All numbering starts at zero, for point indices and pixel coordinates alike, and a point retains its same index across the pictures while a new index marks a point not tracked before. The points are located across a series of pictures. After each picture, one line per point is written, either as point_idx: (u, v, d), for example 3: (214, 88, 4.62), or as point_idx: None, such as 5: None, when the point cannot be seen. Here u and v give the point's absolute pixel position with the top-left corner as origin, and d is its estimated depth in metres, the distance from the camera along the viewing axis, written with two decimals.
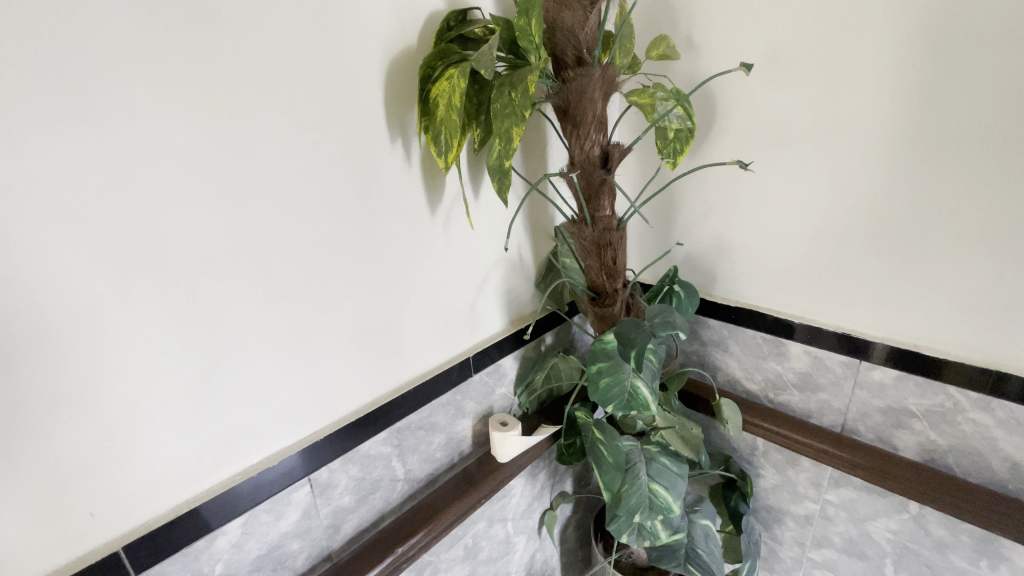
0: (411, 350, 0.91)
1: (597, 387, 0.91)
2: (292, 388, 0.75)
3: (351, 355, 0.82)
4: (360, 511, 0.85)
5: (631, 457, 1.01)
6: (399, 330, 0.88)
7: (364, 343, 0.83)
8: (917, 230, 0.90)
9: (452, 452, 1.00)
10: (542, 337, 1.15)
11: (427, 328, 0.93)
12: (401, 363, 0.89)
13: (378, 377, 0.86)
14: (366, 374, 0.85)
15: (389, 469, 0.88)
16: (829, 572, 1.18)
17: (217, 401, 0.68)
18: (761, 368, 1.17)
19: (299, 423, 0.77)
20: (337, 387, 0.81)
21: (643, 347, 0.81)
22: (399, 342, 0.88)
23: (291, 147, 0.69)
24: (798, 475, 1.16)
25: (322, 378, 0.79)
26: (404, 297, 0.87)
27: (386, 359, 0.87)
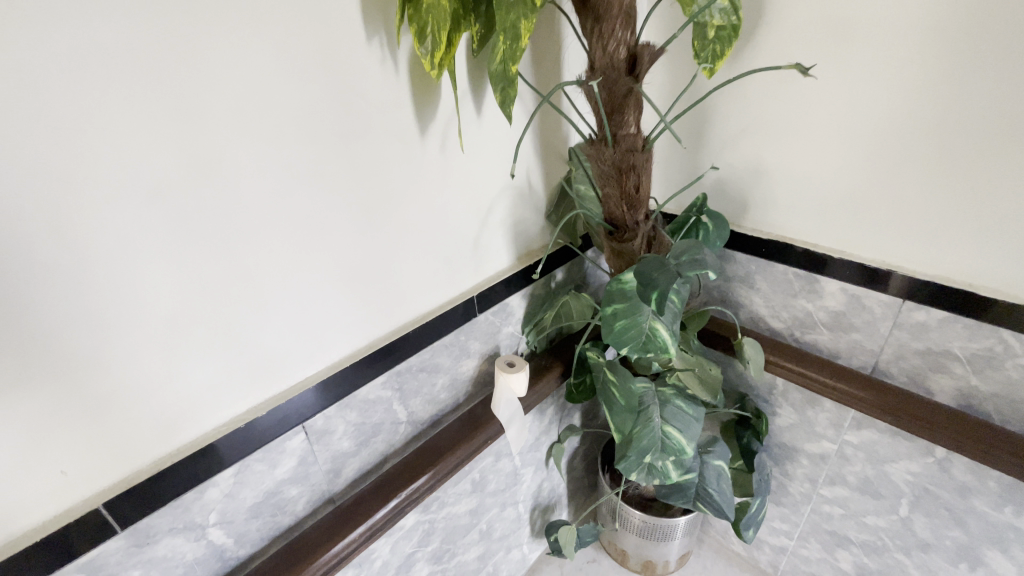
0: (410, 290, 0.83)
1: (611, 330, 0.83)
2: (278, 334, 0.69)
3: (341, 297, 0.74)
4: (361, 455, 0.82)
5: (645, 399, 0.95)
6: (395, 268, 0.79)
7: (355, 284, 0.75)
8: (989, 150, 0.77)
9: (457, 392, 0.95)
10: (553, 273, 1.06)
11: (426, 264, 0.84)
12: (398, 303, 0.82)
13: (373, 320, 0.79)
14: (360, 316, 0.77)
15: (390, 412, 0.84)
16: (840, 508, 1.16)
17: (193, 349, 0.61)
18: (788, 306, 1.09)
19: (288, 370, 0.71)
20: (329, 331, 0.74)
21: (666, 288, 0.72)
22: (395, 282, 0.80)
23: (249, 48, 0.56)
24: (817, 415, 1.11)
25: (311, 322, 0.72)
26: (399, 231, 0.78)
27: (381, 301, 0.79)
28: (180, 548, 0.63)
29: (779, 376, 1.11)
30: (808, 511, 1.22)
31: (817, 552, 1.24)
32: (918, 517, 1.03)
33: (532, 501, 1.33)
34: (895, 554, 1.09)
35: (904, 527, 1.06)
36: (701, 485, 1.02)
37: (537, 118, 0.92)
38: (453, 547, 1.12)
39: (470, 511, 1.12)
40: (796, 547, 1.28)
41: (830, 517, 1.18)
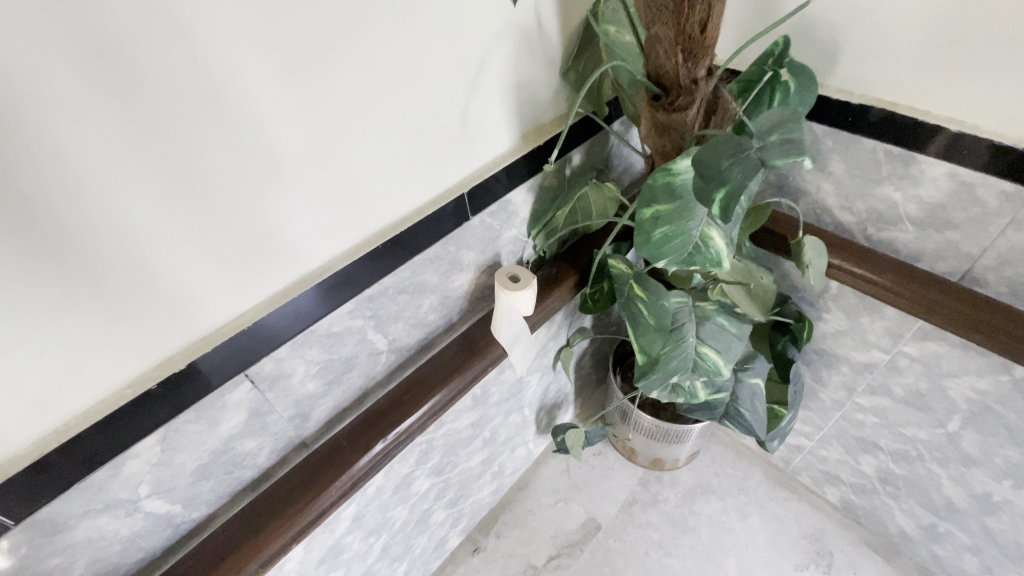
0: (390, 182, 0.61)
1: (647, 241, 0.62)
2: (213, 249, 0.49)
3: (293, 195, 0.53)
4: (334, 394, 0.67)
5: (679, 317, 0.77)
6: (366, 152, 0.57)
7: (312, 176, 0.53)
8: None
9: (451, 312, 0.78)
10: (569, 156, 0.81)
11: (406, 150, 0.60)
12: (375, 199, 0.60)
13: (346, 224, 0.59)
14: (326, 220, 0.57)
15: (366, 344, 0.67)
16: (875, 417, 1.06)
17: (94, 271, 0.43)
18: (867, 195, 0.86)
19: (237, 296, 0.53)
20: (284, 242, 0.54)
21: (741, 187, 0.50)
22: (370, 171, 0.58)
23: None
24: (874, 323, 0.95)
25: (256, 232, 0.51)
26: (368, 96, 0.54)
27: (351, 198, 0.58)
28: (108, 526, 0.52)
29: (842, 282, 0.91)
30: (836, 417, 1.13)
31: (837, 454, 1.18)
32: (968, 434, 0.92)
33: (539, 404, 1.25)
34: (928, 464, 1.02)
35: (947, 442, 0.96)
36: (732, 403, 0.89)
37: None
38: (455, 459, 1.05)
39: (472, 425, 1.03)
40: (814, 448, 1.23)
41: (861, 425, 1.09)
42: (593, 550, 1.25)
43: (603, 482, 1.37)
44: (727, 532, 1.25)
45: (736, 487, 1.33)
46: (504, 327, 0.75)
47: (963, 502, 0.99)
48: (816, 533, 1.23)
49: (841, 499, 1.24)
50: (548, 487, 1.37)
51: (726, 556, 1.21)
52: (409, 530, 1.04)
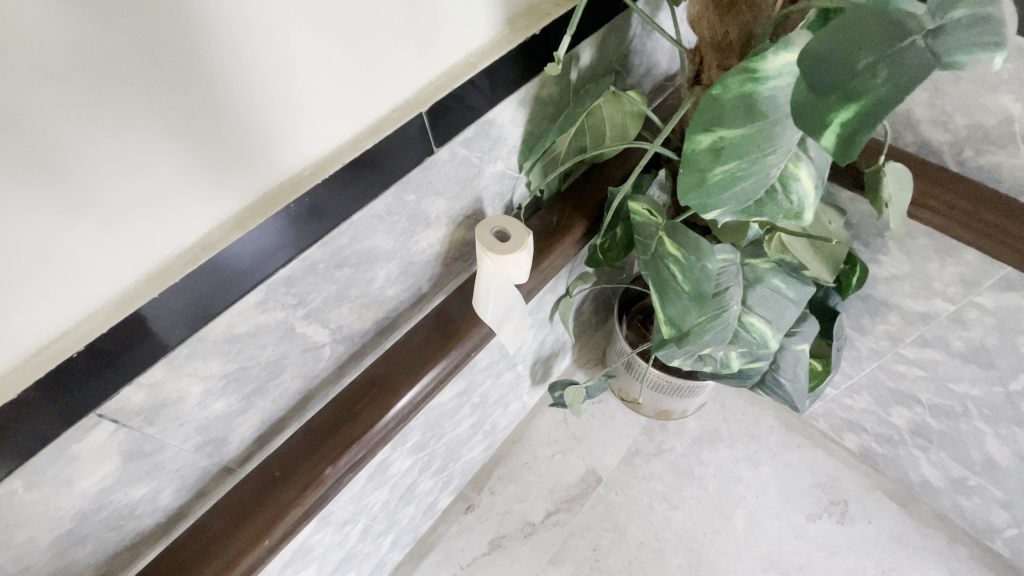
0: (338, 90, 0.40)
1: (701, 184, 0.41)
2: (106, 161, 0.31)
3: (228, 94, 0.34)
4: (259, 406, 0.49)
5: (723, 279, 0.58)
6: (320, 35, 0.37)
7: (252, 67, 0.35)
8: None
9: (418, 281, 0.58)
10: (577, 50, 0.57)
11: (384, 25, 0.40)
12: (314, 116, 0.40)
13: (265, 156, 0.39)
14: (245, 145, 0.37)
15: (295, 341, 0.48)
16: (920, 371, 0.92)
17: None
18: (977, 104, 0.63)
19: (130, 249, 0.35)
20: (203, 175, 0.36)
21: (886, 108, 0.30)
22: (317, 68, 0.38)
23: None
24: (944, 269, 0.77)
25: (170, 146, 0.33)
26: None
27: (285, 112, 0.38)
28: None
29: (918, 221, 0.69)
30: (872, 367, 0.99)
31: (864, 404, 1.07)
32: None
33: (533, 357, 1.10)
34: (973, 421, 0.90)
35: (1005, 401, 0.83)
36: (771, 370, 0.73)
37: None
38: (441, 430, 0.91)
39: (458, 394, 0.88)
40: (837, 395, 1.11)
41: (901, 377, 0.96)
42: (594, 505, 1.17)
43: (604, 432, 1.26)
44: (736, 482, 1.18)
45: (746, 434, 1.23)
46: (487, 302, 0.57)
47: (1006, 460, 0.90)
48: (829, 481, 1.16)
49: (860, 446, 1.15)
50: (544, 438, 1.26)
51: (735, 507, 1.15)
52: (393, 507, 0.93)
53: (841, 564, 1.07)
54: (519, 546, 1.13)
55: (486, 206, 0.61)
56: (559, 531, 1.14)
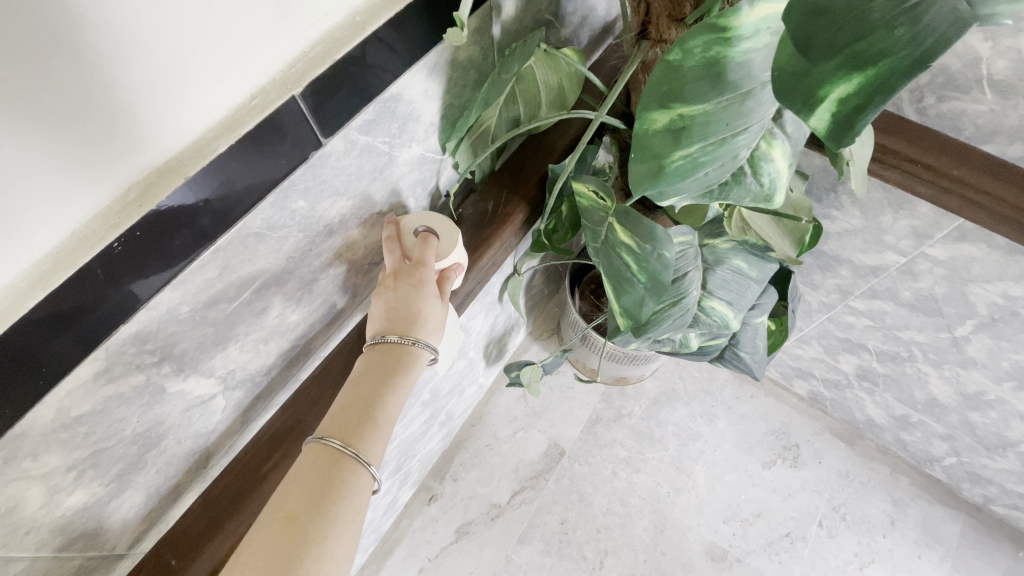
0: (171, 80, 0.30)
1: (659, 173, 0.33)
2: None
3: (21, 85, 0.25)
4: (139, 483, 0.41)
5: (681, 264, 0.52)
6: (145, 1, 0.27)
7: (53, 47, 0.25)
8: None
9: (326, 298, 0.50)
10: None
11: None
12: (152, 108, 0.30)
13: (68, 177, 0.29)
14: (42, 163, 0.27)
15: (170, 400, 0.40)
16: (868, 321, 0.92)
17: None
18: None
19: None
20: (18, 178, 0.27)
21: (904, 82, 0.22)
22: (142, 50, 0.28)
23: None
24: (896, 222, 0.74)
25: None
26: None
27: (101, 113, 0.28)
28: None
29: (885, 178, 0.66)
30: (821, 319, 0.99)
31: (814, 353, 1.08)
32: (978, 338, 0.81)
33: (484, 340, 1.03)
34: (917, 364, 0.92)
35: (950, 345, 0.85)
36: (730, 345, 0.70)
37: None
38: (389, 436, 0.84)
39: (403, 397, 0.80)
40: (788, 347, 1.12)
41: (850, 327, 0.96)
42: (559, 478, 1.16)
43: (563, 404, 1.23)
44: (695, 439, 1.19)
45: (702, 390, 1.24)
46: (425, 313, 0.48)
47: (948, 398, 0.93)
48: (783, 428, 1.19)
49: (809, 391, 1.18)
50: (504, 418, 1.22)
51: (695, 464, 1.16)
52: None
53: (796, 506, 1.11)
54: (486, 530, 1.11)
55: (406, 198, 0.53)
56: (526, 510, 1.12)
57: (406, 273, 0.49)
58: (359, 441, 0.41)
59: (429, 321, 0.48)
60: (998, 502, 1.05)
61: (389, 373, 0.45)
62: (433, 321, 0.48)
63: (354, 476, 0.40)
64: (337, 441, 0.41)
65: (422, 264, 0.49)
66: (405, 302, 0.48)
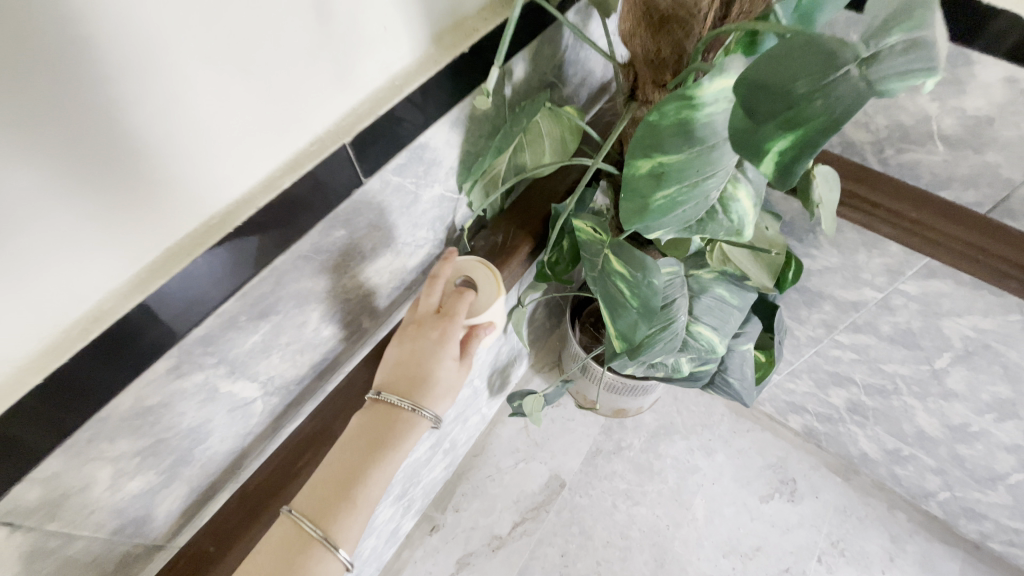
0: (250, 129, 0.38)
1: (642, 210, 0.40)
2: (22, 201, 0.29)
3: (142, 136, 0.32)
4: (184, 477, 0.46)
5: (669, 292, 0.58)
6: (236, 70, 0.35)
7: (165, 109, 0.33)
8: None
9: (354, 317, 0.56)
10: (508, 66, 0.55)
11: (308, 41, 0.38)
12: (234, 151, 0.38)
13: (167, 206, 0.36)
14: (148, 195, 0.34)
15: (220, 400, 0.45)
16: (853, 354, 0.97)
17: None
18: (893, 106, 0.65)
19: (25, 303, 0.31)
20: (129, 208, 0.34)
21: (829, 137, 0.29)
22: (231, 106, 0.36)
23: None
24: (871, 260, 0.81)
25: (77, 192, 0.31)
26: None
27: (182, 162, 0.35)
28: None
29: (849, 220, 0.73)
30: (810, 353, 1.04)
31: (805, 387, 1.12)
32: (956, 370, 0.86)
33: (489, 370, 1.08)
34: (903, 397, 0.97)
35: (931, 377, 0.89)
36: (719, 371, 0.75)
37: None
38: None
39: None
40: (780, 381, 1.16)
41: (837, 361, 1.01)
42: (559, 510, 1.17)
43: (564, 436, 1.26)
44: (693, 472, 1.21)
45: (700, 424, 1.27)
46: (432, 370, 0.52)
47: (935, 430, 0.97)
48: (779, 462, 1.22)
49: (804, 426, 1.21)
50: (505, 449, 1.24)
51: (694, 497, 1.18)
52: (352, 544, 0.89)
53: (795, 540, 1.12)
54: (487, 562, 1.11)
55: (427, 231, 0.60)
56: (527, 542, 1.13)
57: (431, 323, 0.54)
58: (331, 524, 0.45)
59: (434, 381, 0.52)
60: (995, 539, 1.06)
61: (381, 443, 0.49)
62: (441, 387, 0.52)
63: (319, 564, 0.44)
64: (309, 524, 0.45)
65: (449, 319, 0.54)
66: (420, 352, 0.53)
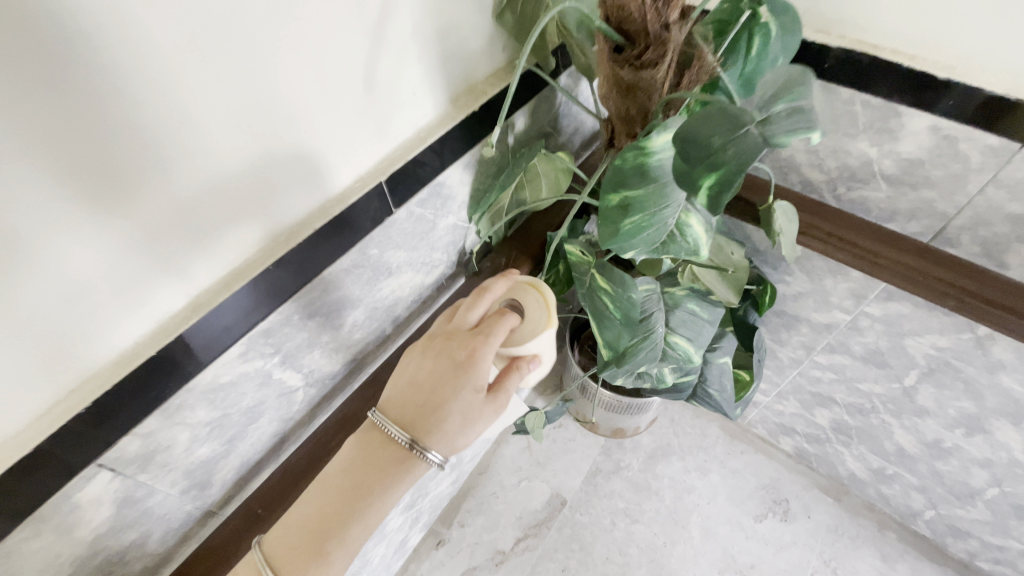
0: (315, 170, 0.50)
1: (615, 233, 0.50)
2: (163, 224, 0.41)
3: (242, 177, 0.45)
4: (239, 450, 0.56)
5: (647, 306, 0.68)
6: (309, 128, 0.48)
7: (259, 157, 0.45)
8: None
9: (380, 324, 0.66)
10: (511, 120, 0.67)
11: (359, 107, 0.51)
12: (302, 186, 0.50)
13: (252, 227, 0.48)
14: (241, 218, 0.46)
15: (273, 385, 0.55)
16: (832, 374, 1.05)
17: (64, 236, 0.36)
18: (840, 151, 0.77)
19: (154, 296, 0.43)
20: (227, 228, 0.46)
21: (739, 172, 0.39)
22: (302, 153, 0.49)
23: None
24: (837, 284, 0.90)
25: (196, 217, 0.43)
26: (336, 34, 0.46)
27: (265, 194, 0.47)
28: None
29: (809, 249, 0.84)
30: (793, 374, 1.12)
31: (793, 408, 1.19)
32: (924, 387, 0.93)
33: None
34: (881, 415, 1.03)
35: (902, 395, 0.97)
36: (700, 383, 0.83)
37: None
38: None
39: None
40: (769, 403, 1.23)
41: (818, 381, 1.08)
42: (560, 527, 1.22)
43: (565, 455, 1.32)
44: (690, 491, 1.26)
45: (695, 446, 1.33)
46: (446, 397, 0.52)
47: (913, 447, 1.03)
48: (772, 482, 1.27)
49: (795, 448, 1.27)
50: (509, 467, 1.31)
51: (690, 516, 1.23)
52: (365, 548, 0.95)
53: (788, 559, 1.16)
54: None
55: (443, 254, 0.71)
56: (529, 556, 1.18)
57: (460, 345, 0.55)
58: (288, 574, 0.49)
59: (447, 412, 0.52)
60: (981, 557, 1.09)
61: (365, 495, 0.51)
62: (452, 422, 0.52)
63: None
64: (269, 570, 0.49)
65: (477, 347, 0.54)
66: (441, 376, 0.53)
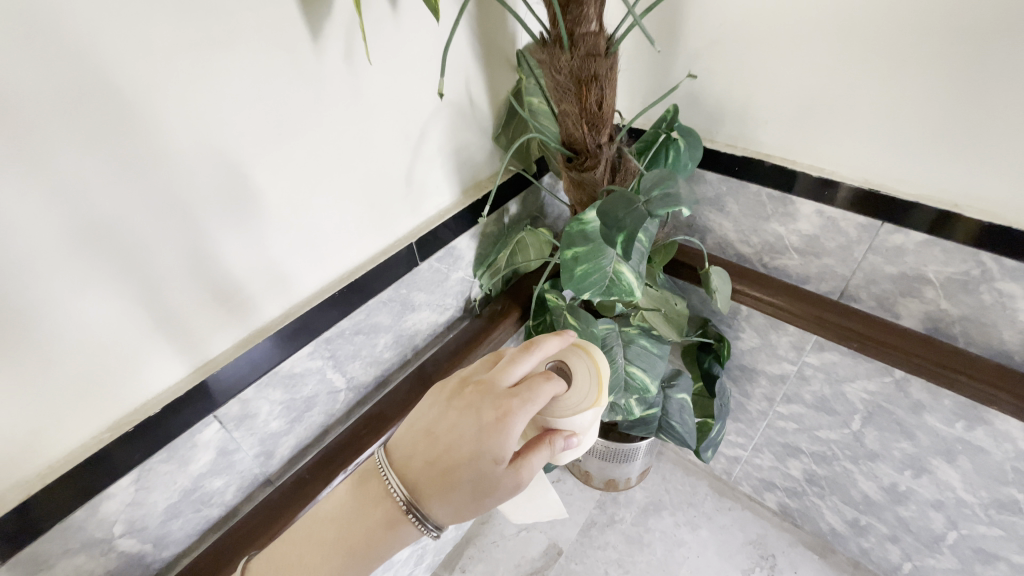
0: (363, 237, 0.77)
1: (571, 277, 0.72)
2: (266, 268, 0.67)
3: (316, 241, 0.71)
4: (298, 426, 0.79)
5: (607, 340, 0.88)
6: (362, 211, 0.75)
7: (328, 229, 0.72)
8: (997, 71, 0.66)
9: (403, 348, 0.90)
10: (505, 207, 0.94)
11: (396, 197, 0.79)
12: (353, 247, 0.76)
13: (318, 272, 0.73)
14: (311, 266, 0.72)
15: (326, 381, 0.79)
16: (794, 423, 1.19)
17: (213, 274, 0.61)
18: (759, 231, 1.00)
19: (252, 313, 0.68)
20: (301, 273, 0.71)
21: (635, 230, 0.61)
22: (356, 226, 0.75)
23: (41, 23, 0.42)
24: (780, 339, 1.08)
25: (286, 264, 0.69)
26: (385, 156, 0.74)
27: (329, 251, 0.73)
28: (85, 565, 0.62)
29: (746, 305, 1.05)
30: (763, 426, 1.25)
31: (769, 461, 1.30)
32: (869, 431, 1.06)
33: None
34: (843, 462, 1.15)
35: (854, 440, 1.09)
36: (664, 417, 1.00)
37: (472, 32, 0.77)
38: None
39: None
40: (749, 457, 1.34)
41: (784, 431, 1.22)
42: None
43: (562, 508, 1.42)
44: (679, 545, 1.33)
45: (685, 501, 1.41)
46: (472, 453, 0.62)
47: (876, 494, 1.13)
48: (760, 538, 1.33)
49: (779, 504, 1.35)
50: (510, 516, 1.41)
51: (680, 568, 1.29)
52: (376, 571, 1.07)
53: None
54: None
55: (453, 301, 0.95)
56: None
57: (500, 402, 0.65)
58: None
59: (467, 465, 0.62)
60: None
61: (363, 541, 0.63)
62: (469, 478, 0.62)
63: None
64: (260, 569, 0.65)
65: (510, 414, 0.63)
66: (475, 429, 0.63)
